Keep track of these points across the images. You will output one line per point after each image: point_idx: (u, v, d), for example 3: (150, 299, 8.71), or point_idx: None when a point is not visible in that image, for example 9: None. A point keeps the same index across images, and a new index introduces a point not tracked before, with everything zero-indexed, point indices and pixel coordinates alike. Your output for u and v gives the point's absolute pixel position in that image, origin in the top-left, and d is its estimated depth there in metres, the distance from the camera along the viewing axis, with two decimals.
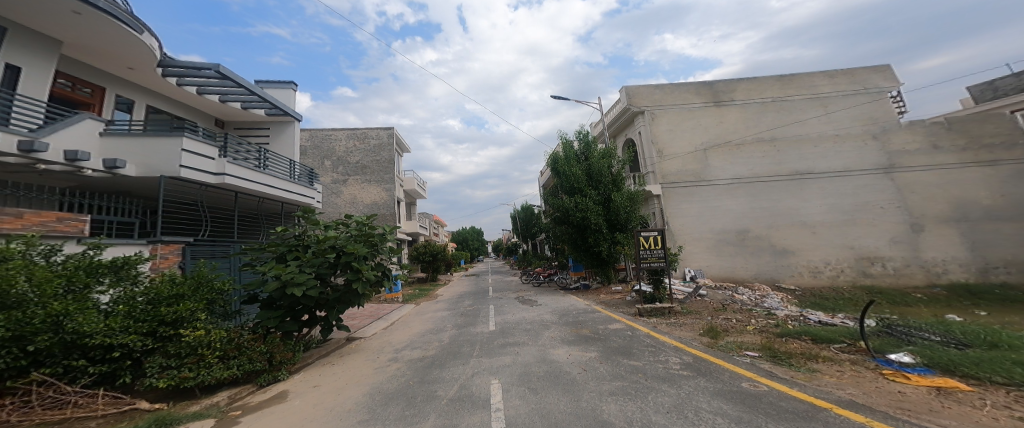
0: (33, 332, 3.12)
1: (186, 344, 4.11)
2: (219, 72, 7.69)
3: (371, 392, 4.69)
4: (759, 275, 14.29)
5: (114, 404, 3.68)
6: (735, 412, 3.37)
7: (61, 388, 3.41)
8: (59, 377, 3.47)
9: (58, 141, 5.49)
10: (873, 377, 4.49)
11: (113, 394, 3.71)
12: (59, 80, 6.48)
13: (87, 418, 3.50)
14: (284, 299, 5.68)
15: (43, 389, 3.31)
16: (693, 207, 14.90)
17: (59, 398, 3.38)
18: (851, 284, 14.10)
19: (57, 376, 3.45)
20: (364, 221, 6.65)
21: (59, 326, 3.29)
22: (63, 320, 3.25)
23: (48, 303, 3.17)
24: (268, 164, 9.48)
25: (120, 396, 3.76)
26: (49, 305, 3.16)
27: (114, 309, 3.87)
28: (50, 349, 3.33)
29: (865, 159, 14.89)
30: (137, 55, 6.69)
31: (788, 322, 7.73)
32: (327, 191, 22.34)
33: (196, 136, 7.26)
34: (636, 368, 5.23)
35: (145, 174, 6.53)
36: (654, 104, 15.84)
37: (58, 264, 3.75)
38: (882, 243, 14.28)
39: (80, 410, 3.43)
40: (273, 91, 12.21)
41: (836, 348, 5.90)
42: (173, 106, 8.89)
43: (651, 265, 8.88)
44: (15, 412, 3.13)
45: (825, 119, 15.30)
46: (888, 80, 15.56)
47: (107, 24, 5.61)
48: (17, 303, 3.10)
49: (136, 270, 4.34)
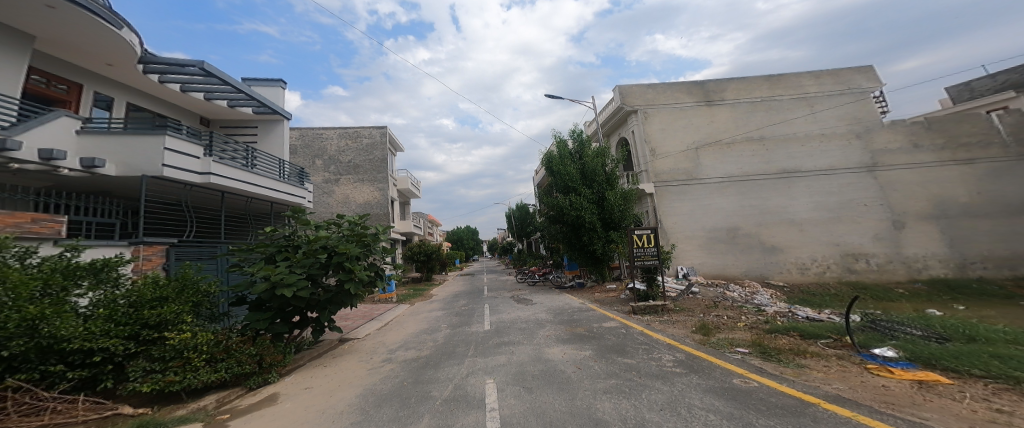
0: (5, 337, 2.98)
1: (171, 348, 4.00)
2: (204, 70, 7.43)
3: (365, 394, 4.63)
4: (748, 272, 14.56)
5: (95, 409, 3.57)
6: (726, 408, 3.42)
7: (38, 395, 3.28)
8: (35, 383, 3.34)
9: (31, 139, 5.23)
10: (859, 372, 4.62)
11: (93, 399, 3.60)
12: (32, 76, 6.15)
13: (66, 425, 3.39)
14: (273, 300, 5.58)
15: (18, 396, 3.17)
16: (684, 206, 15.08)
17: (37, 405, 3.26)
18: (837, 280, 14.48)
19: (34, 382, 3.32)
20: (357, 221, 6.53)
21: (35, 330, 3.16)
22: (39, 324, 3.11)
23: (22, 306, 3.03)
24: (256, 163, 9.24)
25: (101, 402, 3.64)
26: (23, 309, 3.02)
27: (94, 313, 3.73)
28: (26, 354, 3.19)
29: (849, 157, 15.27)
30: (116, 51, 6.41)
31: (778, 318, 7.87)
32: (318, 190, 21.96)
33: (180, 134, 7.01)
34: (630, 366, 5.28)
35: (126, 174, 6.29)
36: (646, 103, 15.93)
37: (33, 266, 3.59)
38: (866, 240, 14.69)
39: (59, 417, 3.31)
40: (260, 88, 11.88)
41: (823, 343, 6.05)
42: (155, 103, 8.58)
43: (644, 263, 8.93)
44: None
45: (812, 118, 15.61)
46: (871, 80, 15.96)
47: (82, 19, 5.35)
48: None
49: (116, 272, 4.19)
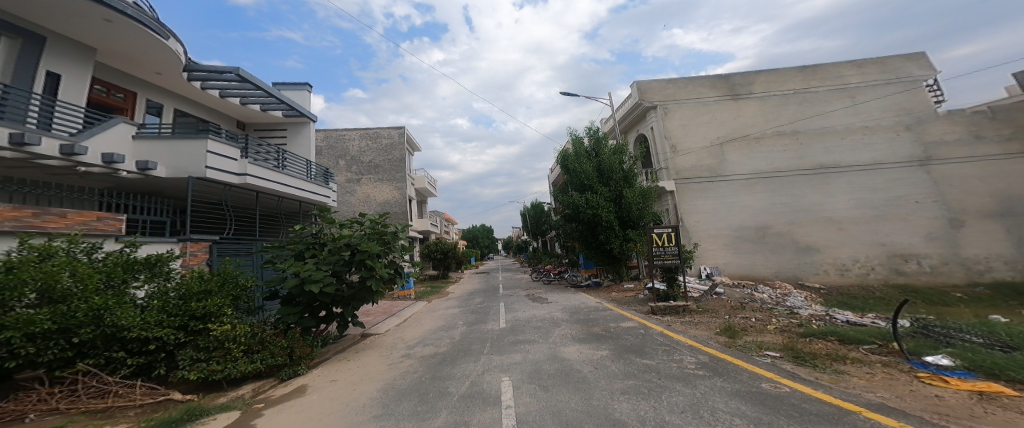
0: (77, 324, 3.42)
1: (214, 338, 4.32)
2: (239, 75, 8.06)
3: (385, 388, 4.78)
4: (779, 273, 13.70)
5: (150, 394, 3.86)
6: (754, 413, 3.25)
7: (103, 379, 3.69)
8: (102, 367, 3.76)
9: (95, 144, 5.87)
10: (908, 380, 4.22)
11: (149, 385, 3.91)
12: (95, 86, 6.97)
13: (127, 408, 3.72)
14: (302, 295, 5.93)
15: (87, 379, 3.63)
16: (708, 203, 14.46)
17: (101, 388, 3.65)
18: (882, 283, 13.35)
19: (100, 366, 3.74)
20: (378, 219, 6.79)
21: (100, 319, 3.59)
22: (104, 314, 3.55)
23: (90, 298, 3.46)
24: (287, 165, 9.85)
25: (156, 387, 3.93)
26: (90, 300, 3.45)
27: (149, 304, 4.17)
28: (94, 342, 3.63)
29: (897, 151, 14.08)
30: (163, 60, 7.11)
31: (813, 322, 7.34)
32: (342, 190, 23.04)
33: (219, 138, 7.59)
34: (649, 367, 5.12)
35: (174, 175, 6.91)
36: (666, 98, 15.43)
37: (99, 260, 4.09)
38: (918, 240, 13.41)
39: (120, 400, 3.66)
40: (290, 94, 12.73)
41: (866, 349, 5.59)
42: (198, 109, 9.43)
43: (664, 263, 8.58)
44: (63, 401, 3.47)
45: (852, 110, 14.59)
46: (923, 68, 14.67)
47: (134, 30, 5.99)
48: (63, 298, 3.40)
49: (167, 266, 4.63)
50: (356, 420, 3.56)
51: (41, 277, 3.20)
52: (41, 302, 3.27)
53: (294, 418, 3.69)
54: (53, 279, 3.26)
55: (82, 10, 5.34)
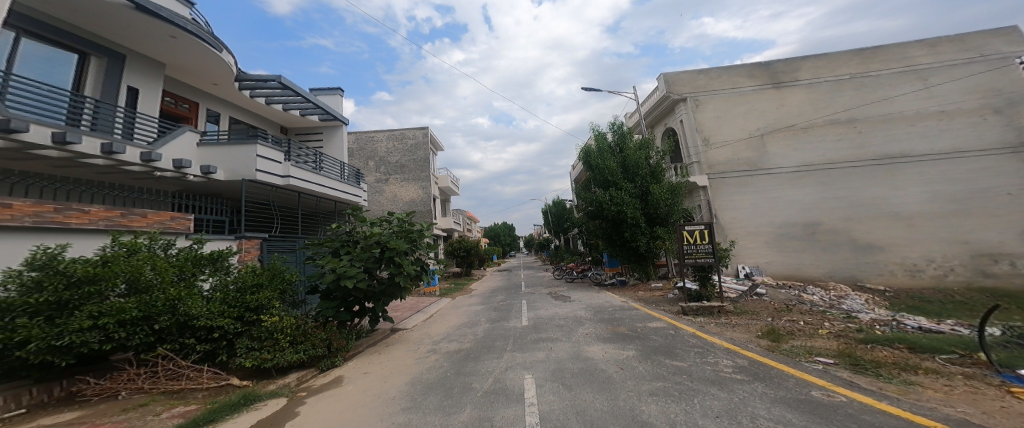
0: (157, 312, 3.94)
1: (265, 329, 4.70)
2: (281, 83, 8.93)
3: (413, 382, 4.95)
4: (833, 273, 12.38)
5: (214, 379, 4.28)
6: (801, 422, 2.94)
7: (177, 363, 4.16)
8: (176, 352, 4.26)
9: (167, 150, 6.78)
10: (997, 395, 3.60)
11: (213, 370, 4.32)
12: (166, 98, 8.13)
13: (196, 390, 4.16)
14: (338, 291, 6.34)
15: (165, 361, 4.12)
16: (746, 198, 13.44)
17: (176, 370, 4.13)
18: (963, 286, 11.60)
19: (175, 351, 4.24)
20: (404, 218, 7.12)
21: (175, 308, 4.10)
22: (177, 304, 4.05)
23: (167, 289, 3.99)
24: (324, 167, 10.68)
25: (219, 372, 4.35)
26: (167, 291, 3.98)
27: (213, 295, 4.68)
28: (170, 328, 4.16)
29: (983, 138, 12.28)
30: (218, 71, 8.10)
31: (875, 327, 6.52)
32: (372, 190, 24.33)
33: (267, 143, 8.39)
34: (680, 369, 4.83)
35: (231, 178, 7.78)
36: (697, 90, 14.62)
37: (173, 255, 4.68)
38: (1010, 238, 11.57)
39: (190, 383, 4.11)
40: (324, 99, 13.85)
41: (943, 359, 4.85)
42: (248, 116, 10.54)
43: (696, 261, 8.10)
44: (147, 381, 3.96)
45: (924, 95, 12.95)
46: (1014, 44, 12.78)
47: (195, 44, 6.91)
48: (146, 288, 3.94)
49: (227, 261, 5.15)
50: (387, 411, 3.72)
51: (129, 269, 3.74)
52: (130, 291, 3.82)
53: (333, 407, 3.95)
54: (137, 271, 3.80)
55: (154, 28, 6.27)
